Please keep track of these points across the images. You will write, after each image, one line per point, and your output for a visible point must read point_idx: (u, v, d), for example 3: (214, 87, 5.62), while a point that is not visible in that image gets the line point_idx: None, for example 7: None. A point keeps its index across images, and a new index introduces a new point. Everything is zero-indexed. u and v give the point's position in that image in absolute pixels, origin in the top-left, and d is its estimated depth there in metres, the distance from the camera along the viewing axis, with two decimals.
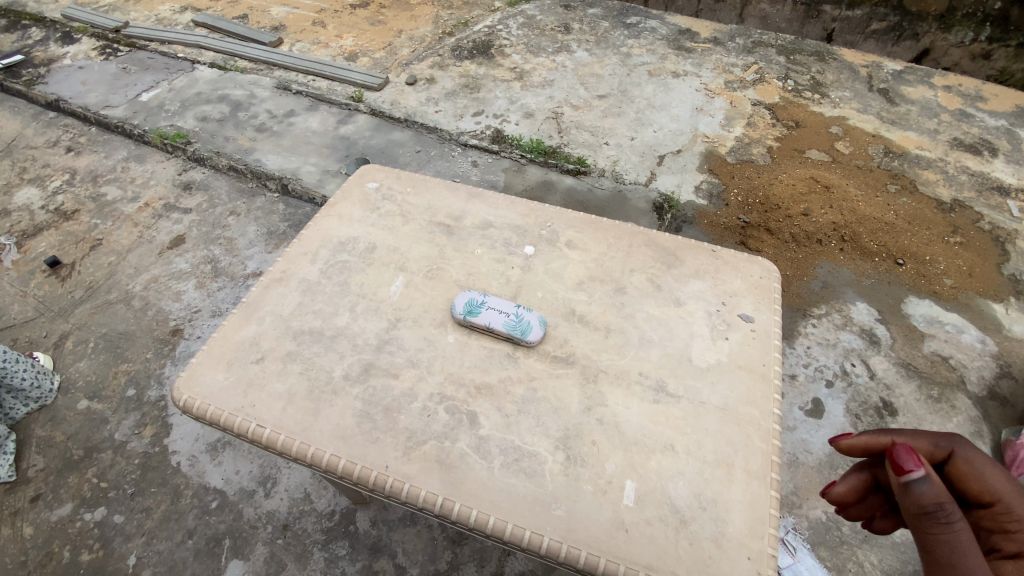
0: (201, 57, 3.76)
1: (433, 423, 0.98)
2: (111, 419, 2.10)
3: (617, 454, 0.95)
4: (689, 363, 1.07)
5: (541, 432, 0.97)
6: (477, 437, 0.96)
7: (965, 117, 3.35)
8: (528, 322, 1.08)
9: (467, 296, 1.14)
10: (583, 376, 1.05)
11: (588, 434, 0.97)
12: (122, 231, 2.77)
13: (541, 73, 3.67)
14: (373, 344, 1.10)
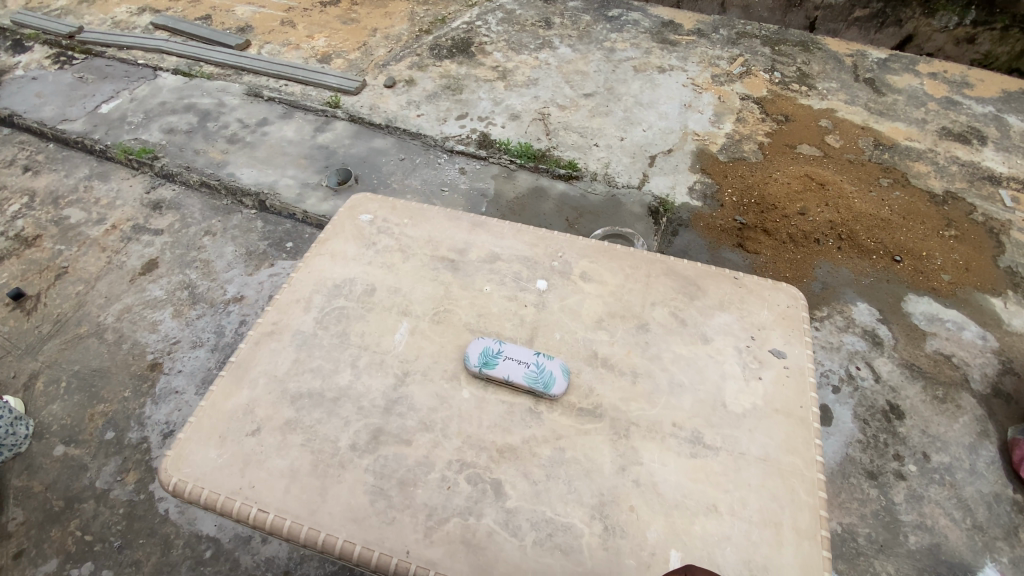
0: (164, 63, 3.53)
1: (454, 497, 0.89)
2: (90, 465, 1.94)
3: (657, 520, 0.88)
4: (723, 410, 1.00)
5: (574, 500, 0.89)
6: (504, 510, 0.88)
7: (951, 106, 3.35)
8: (551, 374, 1.00)
9: (479, 342, 1.05)
10: (613, 431, 0.97)
11: (625, 499, 0.90)
12: (90, 257, 2.58)
13: (524, 71, 3.54)
14: (381, 406, 1.00)
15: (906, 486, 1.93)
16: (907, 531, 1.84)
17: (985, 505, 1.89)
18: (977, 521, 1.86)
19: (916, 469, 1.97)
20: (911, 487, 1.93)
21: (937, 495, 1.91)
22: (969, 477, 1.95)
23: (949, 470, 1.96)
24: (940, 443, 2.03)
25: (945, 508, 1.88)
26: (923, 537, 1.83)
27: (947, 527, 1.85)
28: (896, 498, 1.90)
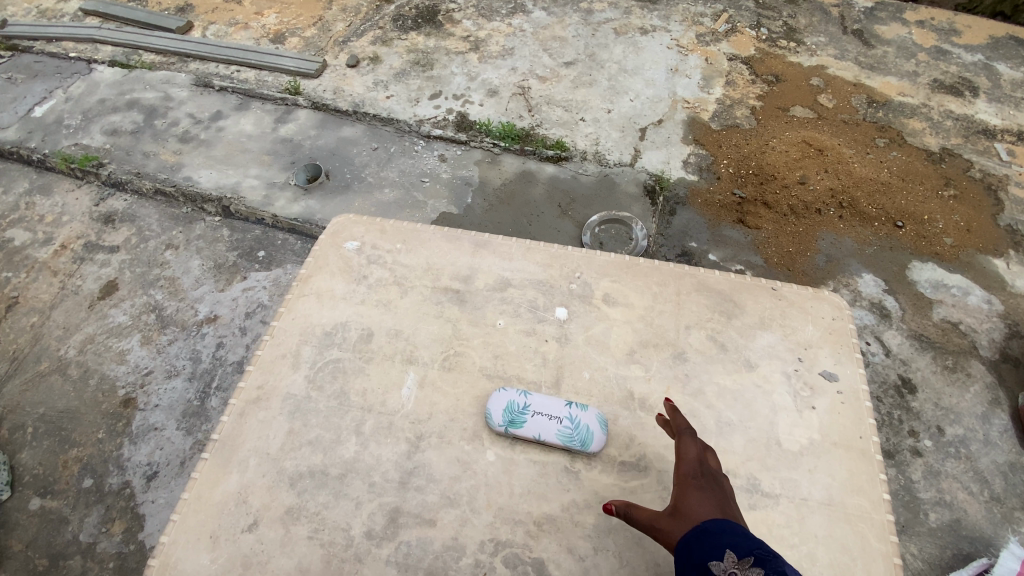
0: (98, 54, 3.16)
1: None
2: (71, 519, 1.78)
3: None
4: (778, 449, 0.90)
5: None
6: None
7: (941, 55, 3.22)
8: (588, 429, 0.88)
9: (501, 393, 0.92)
10: (661, 488, 0.86)
11: None
12: (40, 283, 2.33)
13: (497, 40, 3.26)
14: (396, 480, 0.87)
15: (923, 463, 1.92)
16: (926, 508, 1.83)
17: (1000, 475, 1.89)
18: (994, 492, 1.86)
19: (931, 444, 1.95)
20: (928, 463, 1.92)
21: (953, 470, 1.90)
22: (983, 448, 1.94)
23: (963, 443, 1.95)
24: (953, 415, 2.01)
25: (962, 481, 1.88)
26: (942, 513, 1.83)
27: (965, 501, 1.84)
28: (914, 475, 1.89)
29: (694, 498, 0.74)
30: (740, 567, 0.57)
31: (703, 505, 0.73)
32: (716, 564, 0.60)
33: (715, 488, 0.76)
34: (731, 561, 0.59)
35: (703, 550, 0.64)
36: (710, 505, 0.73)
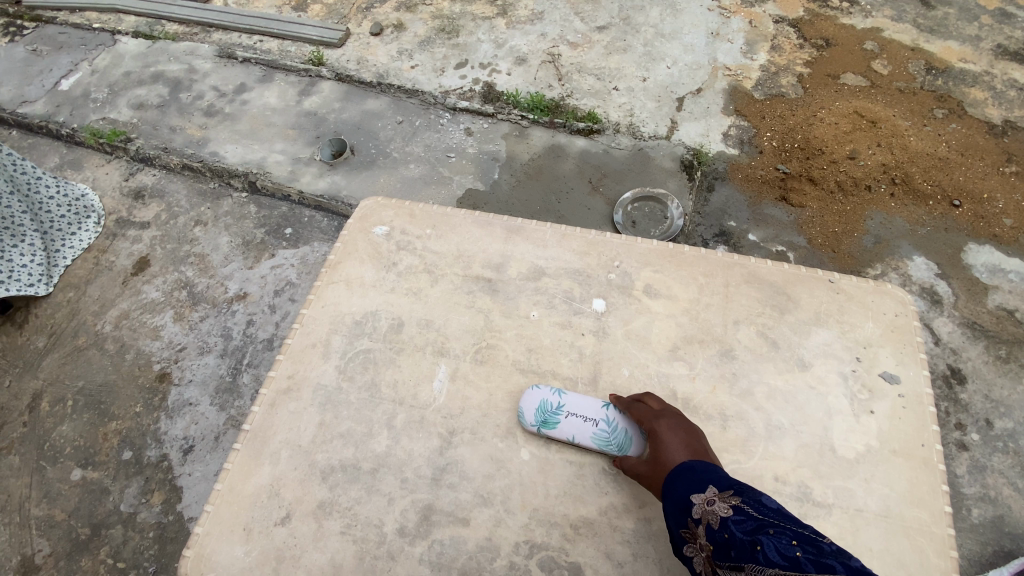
0: (123, 25, 3.13)
1: None
2: (112, 488, 1.85)
3: None
4: (832, 456, 0.85)
5: None
6: None
7: (1006, 19, 2.93)
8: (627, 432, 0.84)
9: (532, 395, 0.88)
10: None
11: None
12: (75, 259, 2.38)
13: (526, 4, 3.10)
14: (428, 476, 0.85)
15: (968, 457, 1.83)
16: (969, 504, 1.76)
17: None
18: None
19: (978, 438, 1.86)
20: (974, 458, 1.83)
21: (1001, 465, 1.81)
22: None
23: (1013, 437, 1.85)
24: (1004, 409, 1.90)
25: (1010, 478, 1.79)
26: (987, 510, 1.75)
27: (1011, 498, 1.76)
28: (959, 470, 1.81)
29: (663, 440, 0.77)
30: (719, 496, 0.63)
31: (674, 446, 0.75)
32: (698, 497, 0.65)
33: (681, 424, 0.78)
34: (712, 494, 0.65)
35: (682, 495, 0.68)
36: (680, 443, 0.76)
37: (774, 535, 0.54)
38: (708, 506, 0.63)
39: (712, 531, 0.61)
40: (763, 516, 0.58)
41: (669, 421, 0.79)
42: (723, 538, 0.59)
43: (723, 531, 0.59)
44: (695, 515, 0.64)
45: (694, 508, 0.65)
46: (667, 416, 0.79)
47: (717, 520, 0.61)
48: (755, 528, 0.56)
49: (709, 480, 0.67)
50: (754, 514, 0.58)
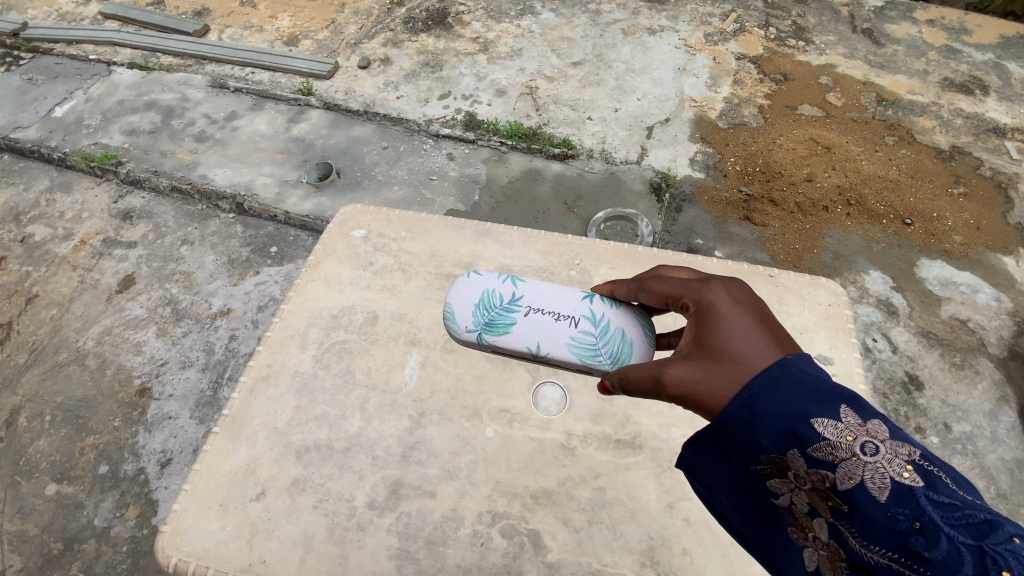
0: (119, 57, 3.26)
1: (489, 556, 0.81)
2: (87, 503, 1.83)
3: (716, 564, 0.80)
4: None
5: (621, 548, 0.82)
6: (546, 567, 0.80)
7: (952, 54, 3.19)
8: (628, 343, 0.91)
9: (499, 301, 0.95)
10: (656, 464, 0.88)
11: (677, 542, 0.82)
12: (61, 277, 2.41)
13: (507, 41, 3.30)
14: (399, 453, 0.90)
15: None
16: None
17: (1007, 472, 1.88)
18: (1000, 488, 1.85)
19: (937, 440, 1.94)
20: None
21: (959, 466, 1.89)
22: (990, 445, 1.93)
23: (971, 440, 1.94)
24: (960, 412, 2.00)
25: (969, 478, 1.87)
26: None
27: None
28: None
29: (721, 314, 0.71)
30: (880, 444, 0.52)
31: (734, 319, 0.69)
32: (828, 425, 0.54)
33: (741, 297, 0.73)
34: (852, 425, 0.53)
35: (796, 418, 0.55)
36: (743, 317, 0.69)
37: (1007, 547, 0.44)
38: (867, 461, 0.51)
39: (876, 498, 0.49)
40: (958, 495, 0.48)
41: (723, 294, 0.73)
42: (906, 521, 0.47)
43: (905, 509, 0.48)
44: (842, 468, 0.51)
45: (836, 455, 0.52)
46: (723, 285, 0.74)
47: (885, 486, 0.50)
48: (969, 528, 0.46)
49: (837, 398, 0.55)
50: (954, 500, 0.48)
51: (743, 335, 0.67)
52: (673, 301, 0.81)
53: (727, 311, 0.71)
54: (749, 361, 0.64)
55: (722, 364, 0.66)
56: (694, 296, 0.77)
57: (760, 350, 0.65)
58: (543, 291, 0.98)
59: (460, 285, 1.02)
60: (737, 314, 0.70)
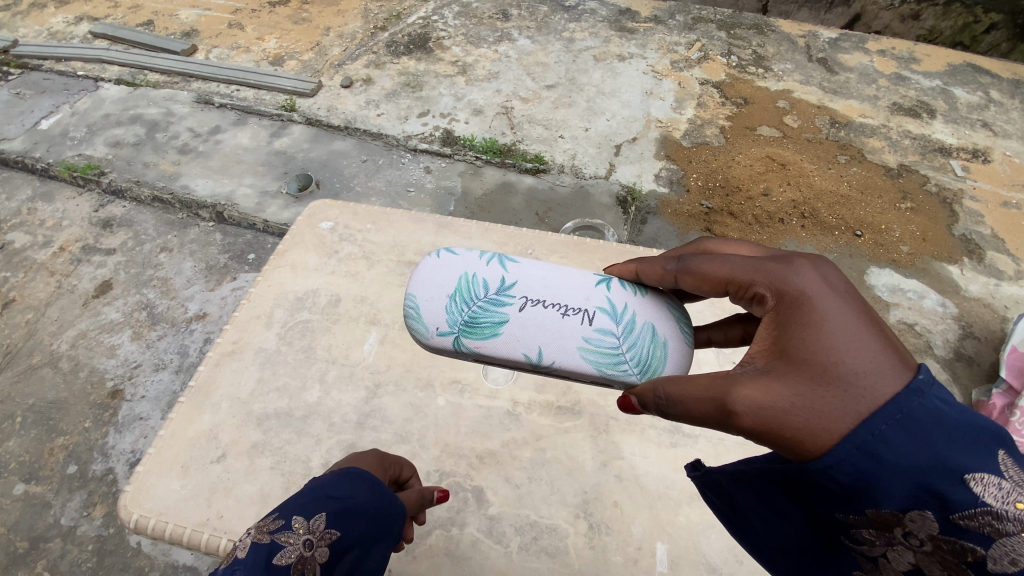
0: (106, 73, 3.35)
1: (434, 512, 1.04)
2: (54, 503, 1.84)
3: (642, 513, 1.05)
4: None
5: (559, 502, 1.06)
6: (488, 518, 1.03)
7: (901, 82, 3.43)
8: (660, 344, 0.91)
9: (496, 308, 0.91)
10: (594, 432, 1.14)
11: (610, 496, 1.07)
12: (37, 283, 2.44)
13: (484, 65, 3.46)
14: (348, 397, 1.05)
15: None
16: None
17: None
18: None
19: None
20: None
21: None
22: None
23: None
24: None
25: None
26: None
27: None
28: None
29: (816, 309, 0.65)
30: None
31: (836, 316, 0.64)
32: (983, 485, 0.49)
33: (835, 287, 0.68)
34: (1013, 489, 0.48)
35: (942, 473, 0.50)
36: (842, 313, 0.64)
37: None
38: None
39: None
40: None
41: (819, 286, 0.67)
42: None
43: None
44: (1002, 546, 0.48)
45: (998, 528, 0.48)
46: (812, 274, 0.69)
47: None
48: None
49: (995, 450, 0.50)
50: None
51: (851, 342, 0.61)
52: (739, 289, 0.75)
53: (826, 308, 0.65)
54: (864, 376, 0.58)
55: (827, 380, 0.59)
56: (776, 287, 0.71)
57: (874, 358, 0.59)
58: (544, 282, 0.94)
59: (431, 269, 0.98)
60: (839, 312, 0.64)
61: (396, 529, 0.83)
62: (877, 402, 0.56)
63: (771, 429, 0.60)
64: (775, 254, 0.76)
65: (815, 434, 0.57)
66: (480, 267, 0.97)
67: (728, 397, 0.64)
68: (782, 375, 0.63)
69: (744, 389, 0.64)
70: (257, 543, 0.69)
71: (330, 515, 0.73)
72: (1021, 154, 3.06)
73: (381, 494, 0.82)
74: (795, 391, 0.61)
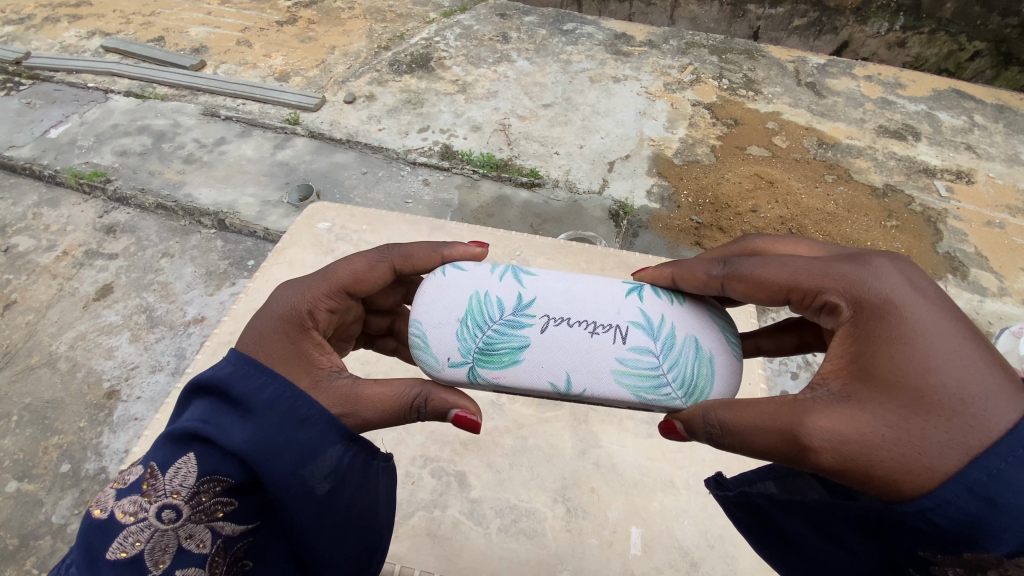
0: (116, 86, 3.46)
1: (421, 492, 1.26)
2: (46, 501, 1.86)
3: (618, 500, 1.25)
4: None
5: (539, 487, 1.27)
6: (471, 500, 1.25)
7: (887, 106, 3.54)
8: (706, 360, 0.95)
9: (518, 330, 0.95)
10: (575, 426, 1.36)
11: (588, 482, 1.28)
12: (40, 286, 2.49)
13: (484, 84, 3.57)
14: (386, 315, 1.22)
15: None
16: None
17: None
18: None
19: None
20: None
21: None
22: None
23: None
24: None
25: None
26: None
27: None
28: None
29: (903, 324, 0.71)
30: None
31: (925, 330, 0.70)
32: None
33: (918, 295, 0.73)
34: None
35: None
36: (929, 326, 0.70)
37: None
38: None
39: None
40: None
41: (905, 301, 0.72)
42: None
43: None
44: None
45: None
46: (892, 286, 0.74)
47: None
48: None
49: None
50: None
51: (949, 366, 0.67)
52: (811, 300, 0.81)
53: (917, 328, 0.70)
54: (970, 405, 0.64)
55: (926, 407, 0.66)
56: (854, 303, 0.76)
57: (976, 384, 0.65)
58: (568, 298, 0.97)
59: (440, 290, 1.00)
60: (927, 328, 0.70)
61: (322, 433, 0.85)
62: (987, 435, 0.62)
63: (859, 460, 0.67)
64: (842, 257, 0.82)
65: (915, 467, 0.64)
66: (492, 284, 0.99)
67: (817, 428, 0.70)
68: (875, 403, 0.68)
69: (836, 419, 0.70)
70: (99, 518, 0.80)
71: (184, 474, 0.79)
72: (1003, 177, 3.15)
73: (267, 413, 0.82)
74: (892, 422, 0.67)
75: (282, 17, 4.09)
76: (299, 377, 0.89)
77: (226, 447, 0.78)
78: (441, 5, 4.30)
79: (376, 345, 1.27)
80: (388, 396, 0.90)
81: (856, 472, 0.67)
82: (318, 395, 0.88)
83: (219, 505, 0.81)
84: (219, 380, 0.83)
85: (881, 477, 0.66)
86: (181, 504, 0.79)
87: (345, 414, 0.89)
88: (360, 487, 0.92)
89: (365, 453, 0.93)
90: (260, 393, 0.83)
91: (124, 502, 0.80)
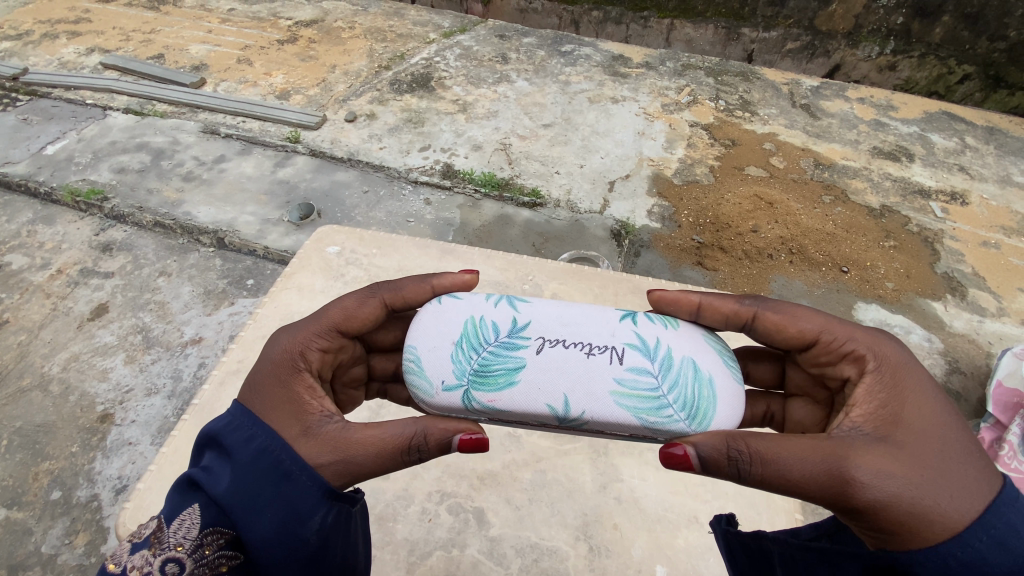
0: (115, 102, 3.45)
1: (438, 530, 1.25)
2: (36, 530, 1.80)
3: (641, 537, 1.23)
4: None
5: (560, 525, 1.26)
6: (490, 539, 1.24)
7: (880, 127, 3.60)
8: (707, 382, 0.93)
9: (515, 354, 0.93)
10: (594, 459, 1.36)
11: (609, 519, 1.26)
12: (32, 305, 2.43)
13: (484, 104, 3.60)
14: (390, 351, 1.17)
15: None
16: None
17: None
18: None
19: None
20: None
21: None
22: None
23: None
24: None
25: None
26: None
27: None
28: None
29: (913, 387, 0.86)
30: None
31: (929, 395, 0.85)
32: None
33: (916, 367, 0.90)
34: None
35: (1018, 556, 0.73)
36: (931, 391, 0.86)
37: None
38: None
39: None
40: None
41: (921, 369, 0.88)
42: None
43: None
44: None
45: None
46: (901, 354, 0.90)
47: None
48: None
49: None
50: None
51: (958, 429, 0.82)
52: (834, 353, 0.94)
53: (934, 394, 0.85)
54: (969, 461, 0.79)
55: (942, 459, 0.78)
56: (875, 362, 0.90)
57: (967, 444, 0.81)
58: (562, 323, 0.96)
59: (436, 317, 1.00)
60: (934, 394, 0.85)
61: (306, 489, 0.83)
62: (980, 487, 0.77)
63: (900, 500, 0.75)
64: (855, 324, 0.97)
65: (938, 510, 0.75)
66: (487, 310, 0.99)
67: (864, 467, 0.77)
68: (906, 450, 0.79)
69: (884, 463, 0.77)
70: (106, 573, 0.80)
71: (188, 526, 0.80)
72: (997, 198, 3.19)
73: (256, 462, 0.82)
74: (927, 469, 0.77)
75: (282, 36, 4.12)
76: (290, 426, 0.87)
77: (213, 496, 0.81)
78: (441, 26, 4.34)
79: (390, 394, 1.17)
80: (377, 436, 0.86)
81: (899, 511, 0.75)
82: (303, 446, 0.86)
83: (223, 559, 0.80)
84: (217, 432, 0.86)
85: (918, 519, 0.75)
86: (184, 558, 0.78)
87: (334, 461, 0.85)
88: (344, 542, 0.89)
89: (349, 507, 0.89)
90: (247, 445, 0.84)
91: (134, 557, 0.80)
